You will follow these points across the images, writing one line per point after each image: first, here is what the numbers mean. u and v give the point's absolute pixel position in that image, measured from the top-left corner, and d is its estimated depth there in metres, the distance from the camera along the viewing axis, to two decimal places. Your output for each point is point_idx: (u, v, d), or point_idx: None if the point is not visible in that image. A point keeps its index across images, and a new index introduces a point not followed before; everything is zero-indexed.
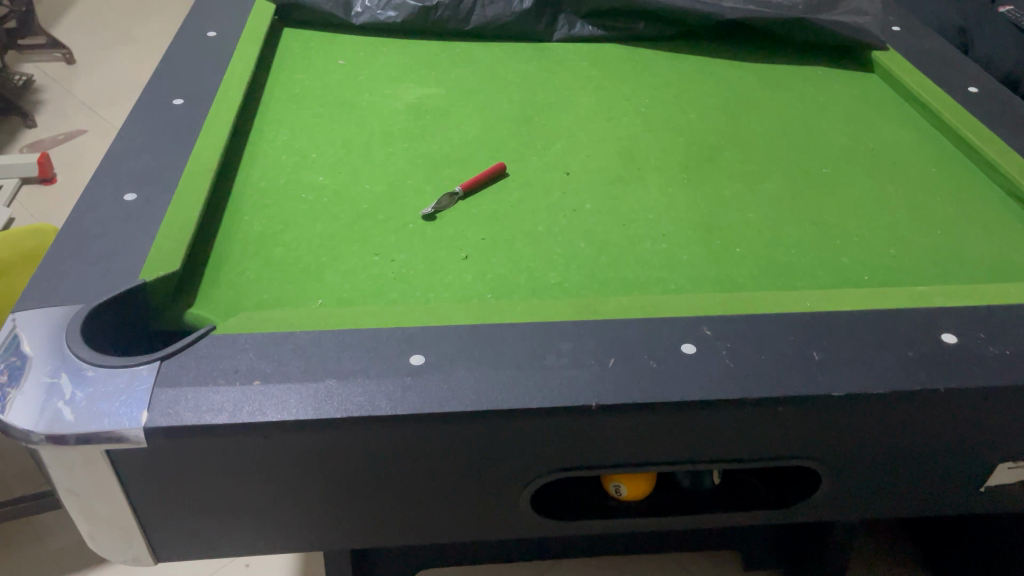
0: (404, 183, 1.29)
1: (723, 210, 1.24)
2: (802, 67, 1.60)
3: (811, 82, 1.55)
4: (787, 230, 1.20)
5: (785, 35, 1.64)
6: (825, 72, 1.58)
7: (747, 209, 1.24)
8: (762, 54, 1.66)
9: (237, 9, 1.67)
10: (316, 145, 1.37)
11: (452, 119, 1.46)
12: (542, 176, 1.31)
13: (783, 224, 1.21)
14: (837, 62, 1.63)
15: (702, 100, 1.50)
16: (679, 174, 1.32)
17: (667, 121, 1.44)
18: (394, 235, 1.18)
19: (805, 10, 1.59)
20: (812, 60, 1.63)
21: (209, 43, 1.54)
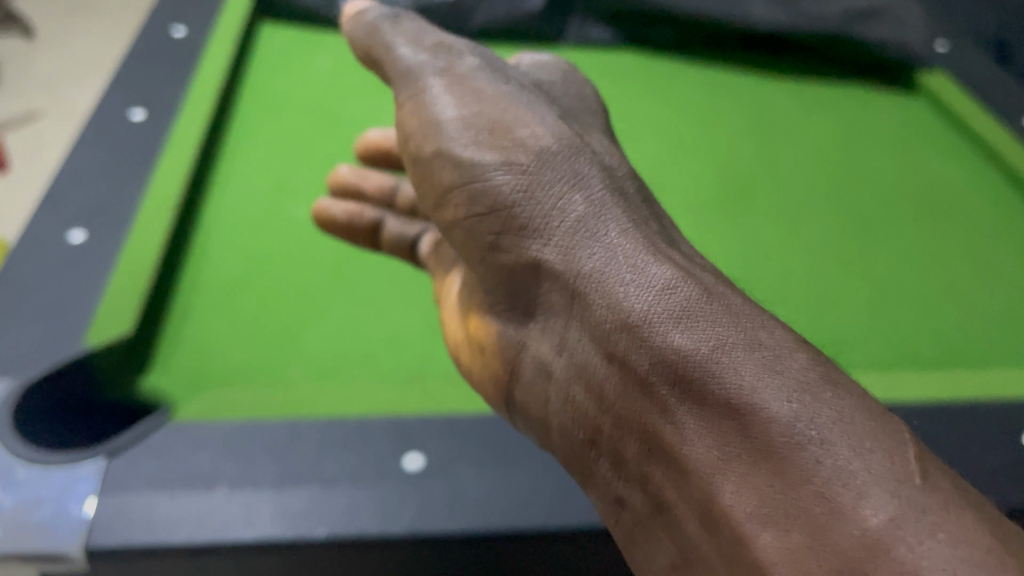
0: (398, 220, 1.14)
1: (761, 260, 1.09)
2: (837, 87, 1.47)
3: (849, 107, 1.42)
4: (835, 285, 1.06)
5: (818, 51, 1.51)
6: (863, 93, 1.46)
7: (788, 258, 1.10)
8: (793, 68, 1.52)
9: (209, 3, 1.48)
10: (298, 172, 1.22)
11: None
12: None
13: (829, 278, 1.07)
14: (875, 83, 1.50)
15: (732, 124, 1.36)
16: (709, 214, 1.17)
17: (693, 148, 1.30)
18: (387, 288, 1.03)
19: (843, 23, 1.47)
20: (847, 78, 1.50)
21: (177, 43, 1.37)
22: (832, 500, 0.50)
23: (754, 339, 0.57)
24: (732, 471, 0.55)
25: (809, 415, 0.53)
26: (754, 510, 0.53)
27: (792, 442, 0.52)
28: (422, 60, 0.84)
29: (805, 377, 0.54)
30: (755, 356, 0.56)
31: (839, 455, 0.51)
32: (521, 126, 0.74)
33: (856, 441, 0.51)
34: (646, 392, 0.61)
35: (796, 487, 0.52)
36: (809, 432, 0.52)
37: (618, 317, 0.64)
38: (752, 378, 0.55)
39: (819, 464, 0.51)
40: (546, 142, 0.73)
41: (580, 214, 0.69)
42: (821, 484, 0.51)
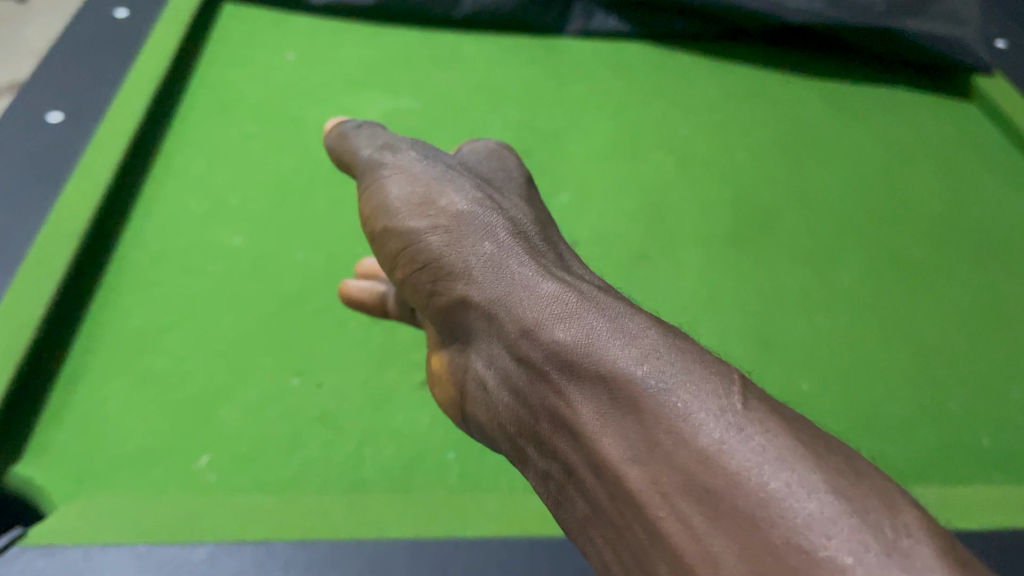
0: (354, 255, 0.96)
1: (782, 314, 0.93)
2: (877, 91, 1.28)
3: (892, 116, 1.23)
4: (869, 354, 0.90)
5: (856, 45, 1.30)
6: (908, 99, 1.26)
7: (814, 312, 0.93)
8: (827, 66, 1.31)
9: None
10: (242, 187, 1.03)
11: None
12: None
13: (862, 341, 0.91)
14: (922, 86, 1.29)
15: (756, 139, 1.17)
16: (725, 253, 1.00)
17: (709, 166, 1.12)
18: (327, 345, 0.85)
19: (886, 14, 1.26)
20: (889, 79, 1.30)
21: (116, 27, 1.18)
22: (720, 476, 0.45)
23: (625, 327, 0.55)
24: (635, 463, 0.49)
25: (681, 395, 0.49)
26: (661, 509, 0.47)
27: (671, 422, 0.49)
28: (370, 151, 0.76)
29: (676, 358, 0.52)
30: (627, 342, 0.54)
31: (715, 435, 0.47)
32: (443, 187, 0.71)
33: (728, 412, 0.48)
34: (552, 396, 0.57)
35: (687, 466, 0.47)
36: (678, 409, 0.49)
37: (518, 324, 0.61)
38: (627, 362, 0.53)
39: (698, 438, 0.47)
40: (463, 203, 0.70)
41: (487, 236, 0.67)
42: (705, 458, 0.46)
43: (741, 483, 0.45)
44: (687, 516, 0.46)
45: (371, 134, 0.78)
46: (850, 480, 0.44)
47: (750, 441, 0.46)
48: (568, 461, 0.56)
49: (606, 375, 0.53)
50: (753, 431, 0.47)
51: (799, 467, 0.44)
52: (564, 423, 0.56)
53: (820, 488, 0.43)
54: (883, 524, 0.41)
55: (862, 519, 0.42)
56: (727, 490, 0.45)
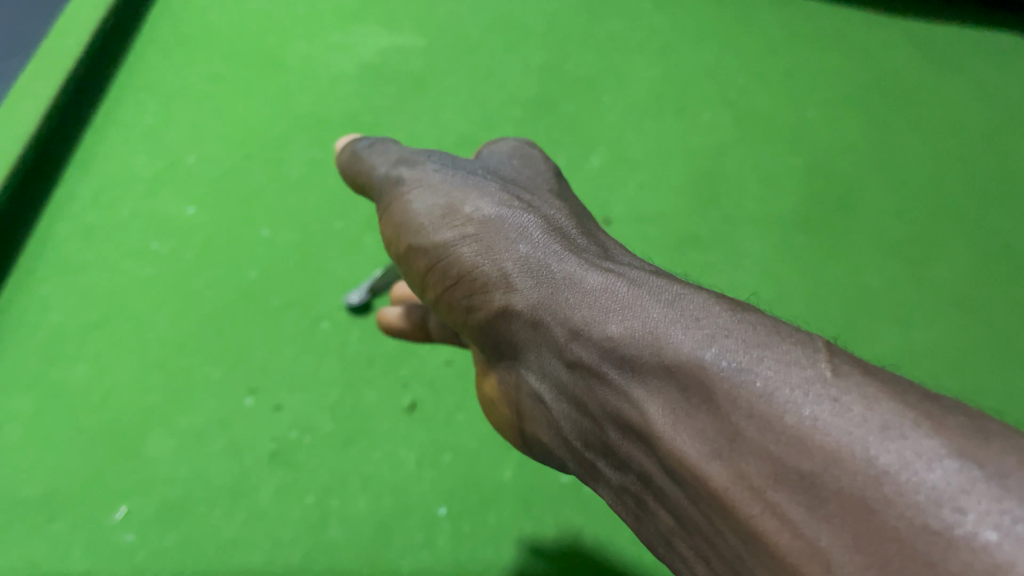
0: (331, 233, 0.77)
1: (864, 320, 0.78)
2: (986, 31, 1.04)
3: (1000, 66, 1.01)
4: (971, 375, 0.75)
5: None
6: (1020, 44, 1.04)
7: (905, 318, 0.78)
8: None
9: None
10: (202, 143, 0.85)
11: (425, 112, 0.91)
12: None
13: (963, 357, 0.76)
14: None
15: (830, 94, 0.97)
16: (793, 238, 0.83)
17: (774, 126, 0.93)
18: (288, 353, 0.67)
19: None
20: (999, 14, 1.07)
21: None
22: (821, 458, 0.32)
23: (686, 300, 0.41)
24: (716, 459, 0.35)
25: (757, 367, 0.36)
26: (761, 515, 0.33)
27: (754, 402, 0.35)
28: (387, 166, 0.56)
29: (752, 331, 0.37)
30: (690, 321, 0.39)
31: (804, 406, 0.33)
32: (465, 188, 0.52)
33: (814, 377, 0.34)
34: (613, 398, 0.41)
35: (781, 454, 0.33)
36: (757, 386, 0.35)
37: (559, 314, 0.45)
38: (693, 339, 0.38)
39: (791, 414, 0.34)
40: (489, 200, 0.51)
41: (515, 224, 0.50)
42: (801, 439, 0.33)
43: (848, 464, 0.31)
44: (801, 524, 0.32)
45: (388, 150, 0.57)
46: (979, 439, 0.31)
47: (849, 407, 0.33)
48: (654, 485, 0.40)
49: (672, 362, 0.38)
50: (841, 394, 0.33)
51: (907, 430, 0.31)
52: (636, 436, 0.40)
53: (934, 451, 0.30)
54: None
55: (1014, 484, 0.29)
56: (834, 471, 0.32)
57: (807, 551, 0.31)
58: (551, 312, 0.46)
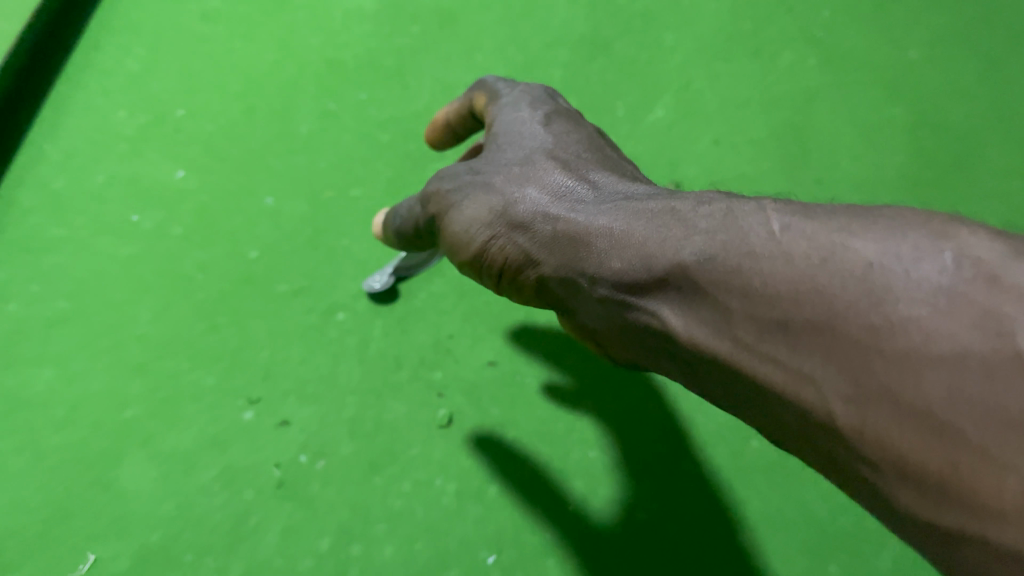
0: (347, 201, 0.64)
1: None
2: None
3: None
4: None
5: None
6: None
7: None
8: None
9: None
10: (194, 94, 0.72)
11: (456, 54, 0.77)
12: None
13: None
14: None
15: (933, 28, 0.82)
16: (904, 208, 0.69)
17: (869, 68, 0.79)
18: (296, 353, 0.55)
19: None
20: None
21: None
22: (792, 297, 0.26)
23: (669, 204, 0.34)
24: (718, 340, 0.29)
25: (728, 236, 0.30)
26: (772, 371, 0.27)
27: (731, 269, 0.28)
28: (419, 214, 0.47)
29: (711, 217, 0.31)
30: (671, 221, 0.33)
31: (766, 251, 0.28)
32: (470, 190, 0.42)
33: (765, 232, 0.28)
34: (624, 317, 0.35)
35: (761, 308, 0.27)
36: (731, 258, 0.29)
37: (559, 254, 0.38)
38: (677, 241, 0.32)
39: (761, 260, 0.28)
40: (498, 193, 0.41)
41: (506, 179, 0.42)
42: (765, 286, 0.27)
43: (812, 293, 0.25)
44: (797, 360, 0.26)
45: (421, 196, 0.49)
46: (894, 225, 0.26)
47: (802, 234, 0.27)
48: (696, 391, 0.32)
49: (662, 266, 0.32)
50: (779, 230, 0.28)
51: (839, 242, 0.26)
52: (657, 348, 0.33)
53: (874, 249, 0.25)
54: (951, 255, 0.24)
55: (933, 261, 0.24)
56: (812, 297, 0.25)
57: (802, 381, 0.26)
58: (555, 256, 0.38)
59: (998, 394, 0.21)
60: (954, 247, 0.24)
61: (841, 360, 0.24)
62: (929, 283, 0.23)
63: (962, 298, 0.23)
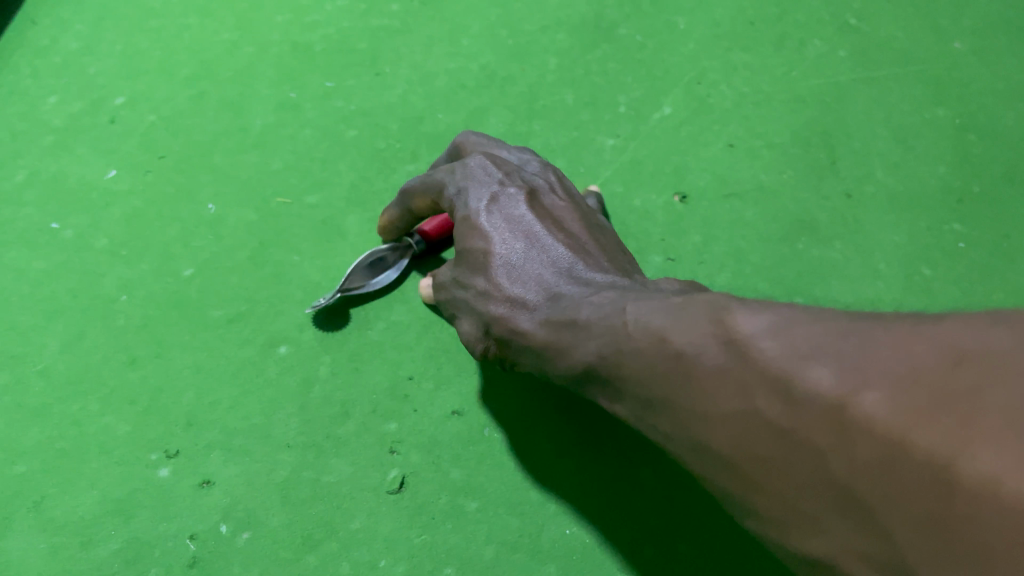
0: (301, 210, 0.56)
1: None
2: None
3: None
4: None
5: None
6: None
7: None
8: None
9: None
10: (136, 78, 0.63)
11: (439, 37, 0.68)
12: (626, 222, 0.58)
13: None
14: None
15: (983, 17, 0.72)
16: (948, 227, 0.58)
17: (911, 62, 0.69)
18: (226, 396, 0.47)
19: None
20: None
21: None
22: (659, 394, 0.29)
23: (576, 307, 0.36)
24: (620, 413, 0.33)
25: (609, 334, 0.33)
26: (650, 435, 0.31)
27: (618, 366, 0.32)
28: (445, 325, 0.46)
29: (598, 307, 0.35)
30: (574, 311, 0.36)
31: (631, 343, 0.31)
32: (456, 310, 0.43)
33: (627, 331, 0.32)
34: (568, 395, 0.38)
35: (642, 396, 0.31)
36: (610, 357, 0.32)
37: (527, 357, 0.39)
38: (584, 346, 0.34)
39: (631, 352, 0.31)
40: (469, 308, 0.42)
41: (466, 283, 0.42)
42: (628, 372, 0.31)
43: (666, 386, 0.29)
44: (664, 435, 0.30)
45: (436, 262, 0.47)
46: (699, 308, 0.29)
47: (650, 322, 0.31)
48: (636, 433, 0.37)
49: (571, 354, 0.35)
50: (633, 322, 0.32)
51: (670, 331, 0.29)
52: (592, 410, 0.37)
53: (683, 331, 0.29)
54: (752, 328, 0.26)
55: (719, 349, 0.26)
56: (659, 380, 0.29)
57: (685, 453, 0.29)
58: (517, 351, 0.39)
59: (785, 467, 0.23)
60: (728, 324, 0.27)
61: (682, 427, 0.28)
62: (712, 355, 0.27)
63: (739, 383, 0.25)
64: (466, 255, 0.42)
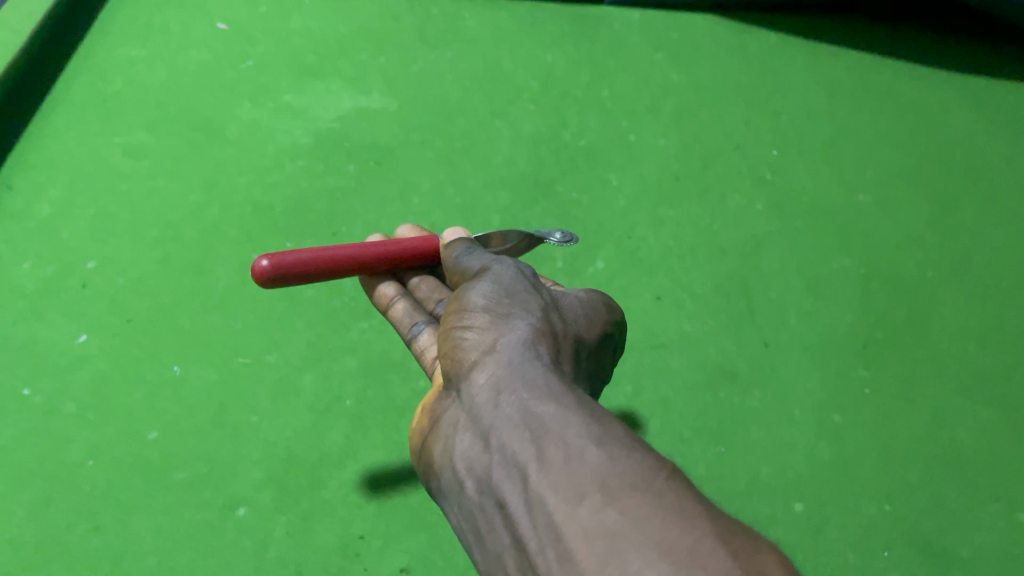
0: (260, 369, 0.60)
1: (955, 469, 0.59)
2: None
3: None
4: None
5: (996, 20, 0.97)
6: None
7: (1008, 470, 0.59)
8: (958, 64, 0.97)
9: None
10: (106, 241, 0.68)
11: (393, 195, 0.74)
12: None
13: None
14: None
15: (878, 171, 0.81)
16: (856, 373, 0.64)
17: (817, 210, 0.77)
18: (185, 560, 0.50)
19: None
20: None
21: None
22: (666, 516, 0.32)
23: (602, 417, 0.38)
24: (528, 482, 0.36)
25: (610, 438, 0.36)
26: (555, 503, 0.34)
27: (633, 480, 0.34)
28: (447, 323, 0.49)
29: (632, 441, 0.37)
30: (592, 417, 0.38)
31: (619, 455, 0.35)
32: (482, 331, 0.46)
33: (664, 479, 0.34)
34: (473, 461, 0.40)
35: (631, 502, 0.33)
36: (626, 471, 0.34)
37: (505, 404, 0.40)
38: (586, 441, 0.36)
39: (657, 486, 0.33)
40: (498, 343, 0.44)
41: (488, 301, 0.48)
42: (639, 486, 0.33)
43: (683, 527, 0.31)
44: (573, 518, 0.33)
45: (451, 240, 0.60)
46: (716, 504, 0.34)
47: (693, 499, 0.33)
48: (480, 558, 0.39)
49: (537, 417, 0.38)
50: (637, 454, 0.36)
51: (679, 486, 0.34)
52: (478, 486, 0.39)
53: (727, 532, 0.32)
54: None
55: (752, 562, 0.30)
56: (641, 488, 0.33)
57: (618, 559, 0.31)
58: (475, 387, 0.43)
59: None
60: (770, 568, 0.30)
61: (667, 547, 0.30)
62: (707, 520, 0.32)
63: None
64: (525, 324, 0.46)
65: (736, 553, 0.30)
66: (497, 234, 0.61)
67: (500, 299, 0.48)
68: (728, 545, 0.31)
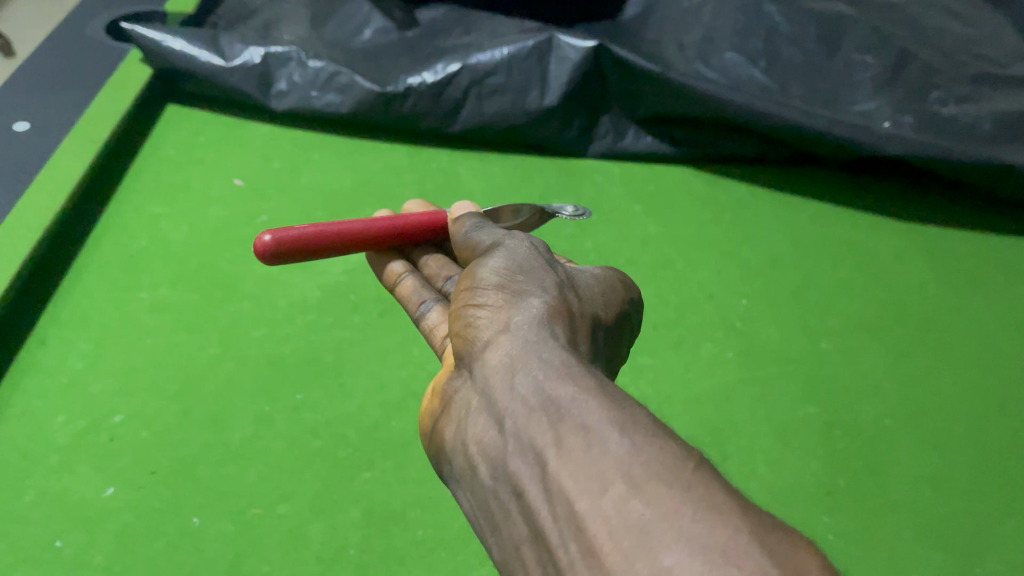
0: (272, 520, 0.66)
1: None
2: (978, 248, 1.01)
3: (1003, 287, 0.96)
4: None
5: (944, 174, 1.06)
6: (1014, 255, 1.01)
7: None
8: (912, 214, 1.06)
9: (76, 95, 1.06)
10: (131, 395, 0.74)
11: (393, 347, 0.81)
12: None
13: None
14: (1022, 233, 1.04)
15: (840, 320, 0.89)
16: (819, 520, 0.70)
17: (784, 357, 0.84)
18: None
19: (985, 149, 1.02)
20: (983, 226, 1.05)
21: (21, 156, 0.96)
22: (696, 514, 0.37)
23: (610, 399, 0.45)
24: (547, 466, 0.43)
25: (628, 427, 0.43)
26: (576, 492, 0.40)
27: (653, 469, 0.40)
28: (470, 314, 0.58)
29: (648, 428, 0.43)
30: (604, 400, 0.45)
31: (641, 445, 0.41)
32: (502, 328, 0.54)
33: (687, 473, 0.40)
34: (494, 445, 0.48)
35: (656, 497, 0.38)
36: (638, 457, 0.41)
37: (523, 390, 0.48)
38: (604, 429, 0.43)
39: (674, 476, 0.39)
40: (517, 335, 0.52)
41: (501, 287, 0.58)
42: (659, 477, 0.39)
43: (709, 521, 0.36)
44: (598, 508, 0.39)
45: (455, 214, 0.74)
46: (738, 493, 0.40)
47: (715, 490, 0.39)
48: (502, 536, 0.46)
49: (555, 404, 0.45)
50: (661, 446, 0.42)
51: (704, 477, 0.40)
52: (495, 468, 0.47)
53: (749, 523, 0.37)
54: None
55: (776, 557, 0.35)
56: (667, 483, 0.39)
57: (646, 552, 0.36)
58: (495, 375, 0.51)
59: None
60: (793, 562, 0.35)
61: (692, 539, 0.36)
62: (734, 516, 0.37)
63: None
64: (542, 319, 0.54)
65: (771, 551, 0.35)
66: (508, 211, 0.82)
67: (520, 299, 0.56)
68: (763, 545, 0.35)
